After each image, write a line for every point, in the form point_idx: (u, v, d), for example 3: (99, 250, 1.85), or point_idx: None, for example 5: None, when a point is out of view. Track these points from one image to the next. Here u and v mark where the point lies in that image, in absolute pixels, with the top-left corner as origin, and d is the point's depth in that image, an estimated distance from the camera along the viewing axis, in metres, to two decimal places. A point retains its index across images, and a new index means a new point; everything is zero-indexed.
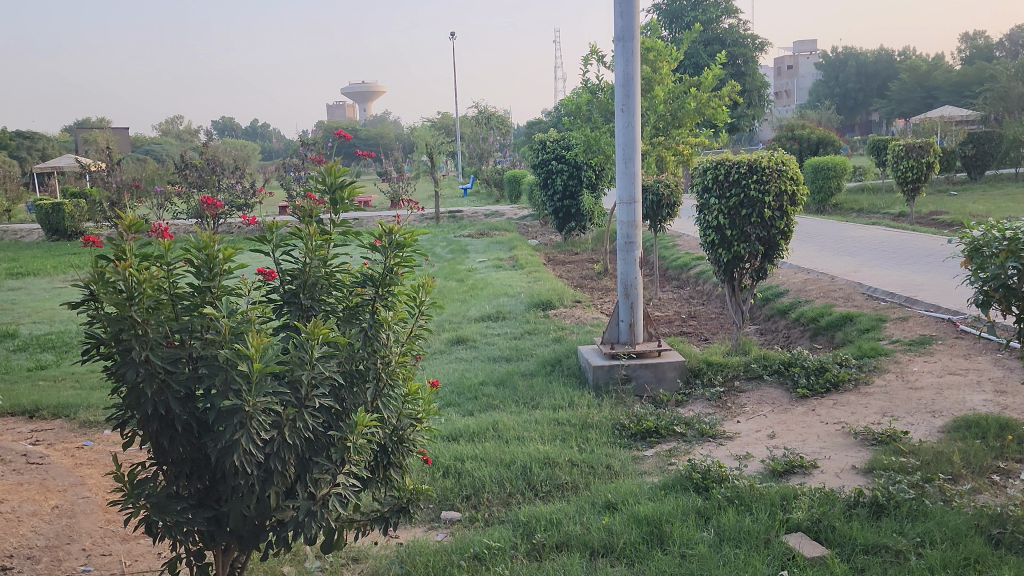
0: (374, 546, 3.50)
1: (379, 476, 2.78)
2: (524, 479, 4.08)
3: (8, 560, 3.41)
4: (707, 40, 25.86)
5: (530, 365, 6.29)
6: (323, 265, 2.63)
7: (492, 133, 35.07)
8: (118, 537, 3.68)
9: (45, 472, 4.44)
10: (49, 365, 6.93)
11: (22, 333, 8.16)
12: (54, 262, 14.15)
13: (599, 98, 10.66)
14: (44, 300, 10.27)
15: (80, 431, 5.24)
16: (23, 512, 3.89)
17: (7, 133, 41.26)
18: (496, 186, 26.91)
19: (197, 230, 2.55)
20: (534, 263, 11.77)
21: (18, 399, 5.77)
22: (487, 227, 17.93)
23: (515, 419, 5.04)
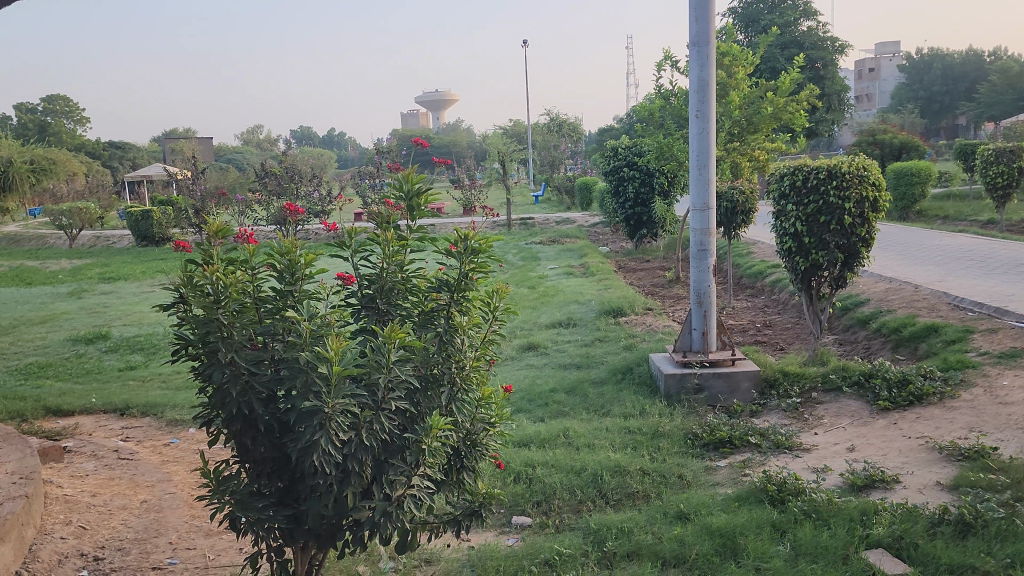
0: (447, 549, 3.55)
1: (452, 479, 2.81)
2: (595, 487, 4.07)
3: (101, 551, 3.59)
4: (785, 44, 25.25)
5: (600, 372, 6.26)
6: (400, 271, 2.70)
7: (564, 141, 35.12)
8: (203, 532, 3.82)
9: (135, 468, 4.64)
10: (138, 366, 7.23)
11: (113, 335, 8.55)
12: (143, 267, 14.77)
13: (672, 104, 10.54)
14: (134, 303, 10.75)
15: (167, 429, 5.45)
16: (114, 506, 4.08)
17: (100, 144, 43.61)
18: (568, 193, 26.96)
19: (280, 236, 2.64)
20: (605, 270, 11.73)
21: (110, 397, 6.05)
22: (558, 234, 17.97)
23: (586, 426, 5.03)
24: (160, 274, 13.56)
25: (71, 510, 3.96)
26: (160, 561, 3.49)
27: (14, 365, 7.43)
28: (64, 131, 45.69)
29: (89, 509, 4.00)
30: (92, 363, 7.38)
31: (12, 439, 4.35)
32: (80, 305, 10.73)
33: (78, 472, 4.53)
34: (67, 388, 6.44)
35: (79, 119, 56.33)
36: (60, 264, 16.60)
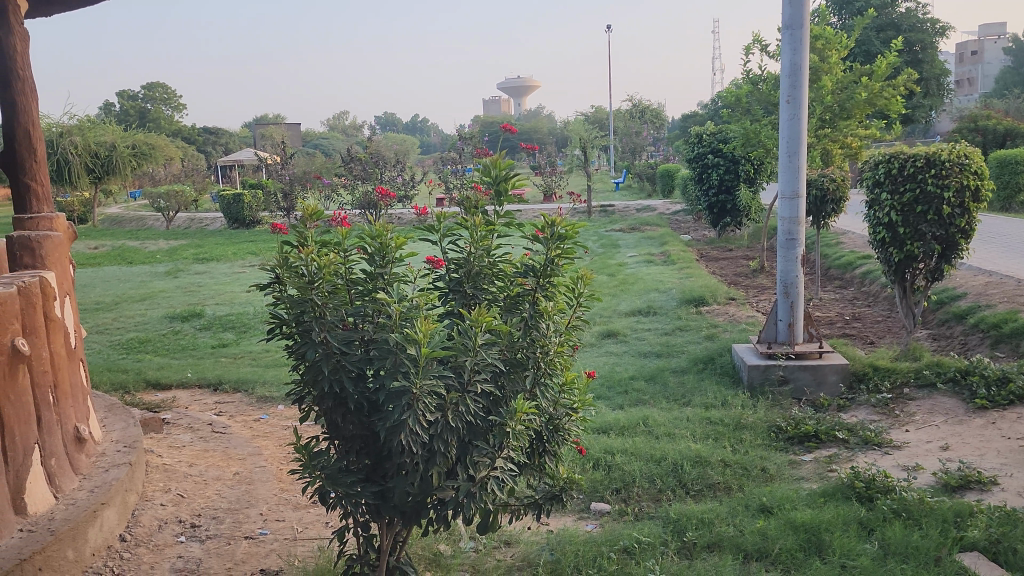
0: (526, 532, 3.59)
1: (534, 462, 2.84)
2: (675, 476, 4.04)
3: (197, 519, 3.76)
4: (881, 26, 24.19)
5: (681, 362, 6.19)
6: (487, 255, 2.73)
7: (646, 127, 34.70)
8: (292, 505, 3.96)
9: (227, 441, 4.84)
10: (230, 343, 7.52)
11: (206, 313, 8.91)
12: (234, 248, 15.31)
13: (760, 90, 10.30)
14: (226, 283, 11.17)
15: (257, 405, 5.66)
16: (209, 477, 4.27)
17: (194, 129, 45.33)
18: (649, 180, 26.64)
19: (371, 219, 2.70)
20: (686, 259, 11.56)
21: (205, 373, 6.32)
22: (639, 221, 17.79)
23: (666, 415, 4.98)
24: (250, 256, 14.03)
25: (170, 479, 4.16)
26: (252, 532, 3.64)
27: (117, 339, 7.83)
28: (162, 117, 47.61)
29: (186, 479, 4.19)
30: (188, 340, 7.70)
31: (117, 409, 4.59)
32: (177, 284, 11.21)
33: (175, 443, 4.74)
34: (164, 363, 6.75)
35: (176, 106, 58.56)
36: (158, 244, 17.36)
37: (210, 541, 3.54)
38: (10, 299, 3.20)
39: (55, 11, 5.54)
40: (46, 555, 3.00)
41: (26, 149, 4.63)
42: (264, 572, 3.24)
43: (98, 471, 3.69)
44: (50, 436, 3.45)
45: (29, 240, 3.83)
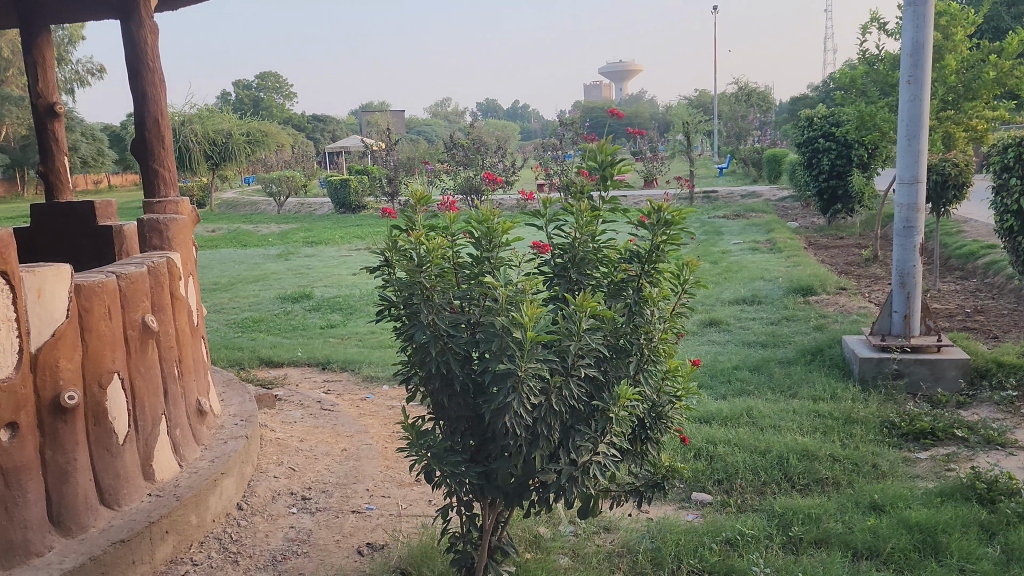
0: (626, 518, 3.59)
1: (637, 449, 2.82)
2: (781, 469, 3.94)
3: (308, 492, 3.92)
4: (1012, 1, 22.59)
5: (788, 352, 6.02)
6: (592, 241, 2.72)
7: (753, 110, 33.66)
8: (397, 482, 4.08)
9: (336, 418, 5.02)
10: (337, 324, 7.77)
11: (316, 295, 9.23)
12: (340, 232, 15.77)
13: (877, 70, 9.84)
14: (333, 266, 11.53)
15: (363, 384, 5.85)
16: (319, 452, 4.44)
17: (303, 117, 46.83)
18: (756, 166, 25.84)
19: (478, 204, 2.74)
20: (793, 246, 11.19)
21: (314, 352, 6.56)
22: (743, 207, 17.33)
23: (772, 407, 4.86)
24: (355, 240, 14.43)
25: (282, 453, 4.35)
26: (359, 506, 3.77)
27: (232, 318, 8.21)
28: (274, 105, 49.39)
29: (297, 453, 4.37)
30: (298, 320, 8.01)
31: (234, 385, 4.83)
32: (287, 266, 11.64)
33: (287, 419, 4.95)
34: (277, 342, 7.04)
35: (287, 95, 60.66)
36: (269, 228, 18.06)
37: (320, 514, 3.69)
38: (141, 278, 3.42)
39: (181, 5, 5.83)
40: (172, 519, 3.20)
41: (154, 136, 4.90)
42: (371, 545, 3.35)
43: (217, 442, 3.90)
44: (175, 407, 3.66)
45: (157, 222, 4.06)
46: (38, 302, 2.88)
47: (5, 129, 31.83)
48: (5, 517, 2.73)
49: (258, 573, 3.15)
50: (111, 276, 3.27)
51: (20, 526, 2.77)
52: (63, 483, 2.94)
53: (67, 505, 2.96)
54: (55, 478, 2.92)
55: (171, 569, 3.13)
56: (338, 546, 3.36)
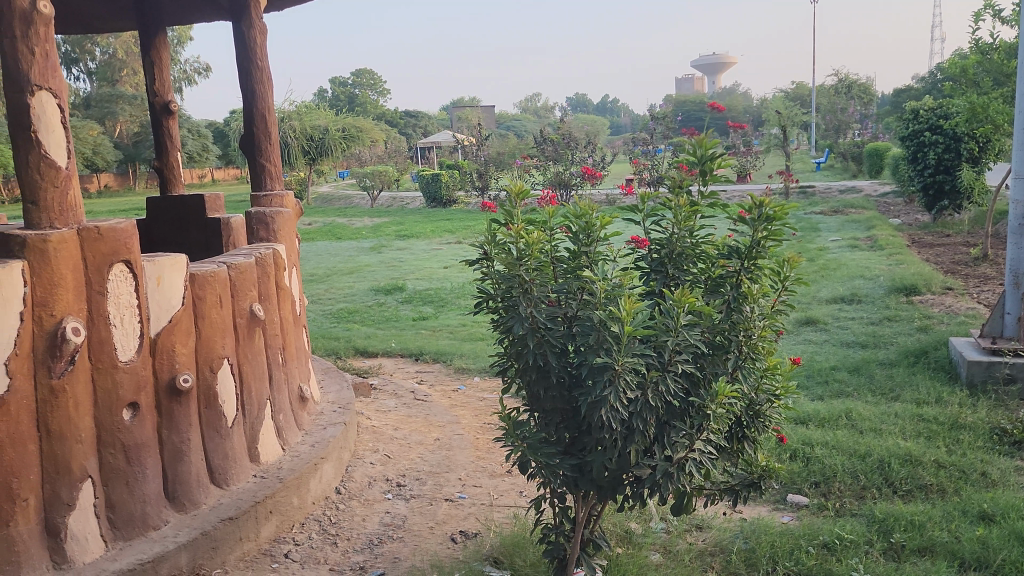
0: (719, 518, 3.54)
1: (733, 448, 2.77)
2: (882, 474, 3.82)
3: (402, 479, 4.03)
4: None
5: (889, 354, 5.80)
6: (690, 236, 2.70)
7: (854, 103, 32.46)
8: (488, 473, 4.13)
9: (428, 408, 5.12)
10: (429, 316, 7.92)
11: (408, 288, 9.42)
12: (431, 226, 16.02)
13: (991, 60, 9.34)
14: (425, 259, 11.73)
15: (455, 375, 5.95)
16: (413, 441, 4.55)
17: (395, 114, 47.78)
18: (856, 160, 24.90)
19: (576, 200, 2.75)
20: (896, 244, 10.77)
21: (407, 344, 6.71)
22: (842, 203, 16.73)
23: (872, 409, 4.70)
24: (446, 234, 14.64)
25: (377, 440, 4.48)
26: (451, 495, 3.84)
27: (329, 309, 8.47)
28: (368, 103, 50.52)
29: (392, 441, 4.49)
30: (391, 312, 8.19)
31: (332, 373, 4.99)
32: (380, 259, 11.91)
33: (382, 408, 5.08)
34: (372, 333, 7.23)
35: (380, 91, 61.90)
36: (363, 221, 18.51)
37: (414, 501, 3.78)
38: (249, 268, 3.58)
39: (285, 6, 6.02)
40: (275, 500, 3.34)
41: (261, 131, 5.10)
42: (463, 533, 3.41)
43: (318, 428, 4.04)
44: (279, 393, 3.81)
45: (264, 216, 4.23)
46: (157, 290, 3.06)
47: (119, 126, 33.57)
48: (126, 490, 2.90)
49: (355, 555, 3.25)
50: (222, 266, 3.42)
51: (139, 500, 2.94)
52: (177, 461, 3.11)
53: (182, 483, 3.12)
54: (171, 457, 3.09)
55: (275, 547, 3.26)
56: (431, 532, 3.44)
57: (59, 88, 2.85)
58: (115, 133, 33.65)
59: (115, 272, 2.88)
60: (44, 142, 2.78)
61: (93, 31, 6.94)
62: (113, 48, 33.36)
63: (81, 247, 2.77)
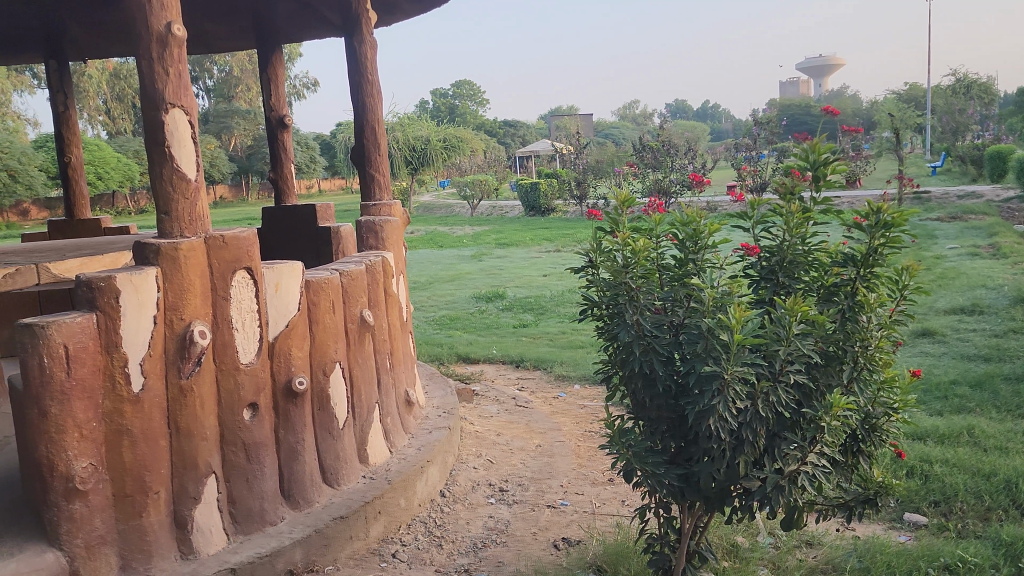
0: (831, 535, 3.42)
1: (848, 462, 2.68)
2: (1009, 495, 3.60)
3: (504, 484, 4.08)
4: None
5: (1016, 368, 5.47)
6: (803, 243, 2.63)
7: (973, 104, 30.80)
8: (590, 481, 4.13)
9: (529, 415, 5.16)
10: (530, 324, 7.97)
11: (508, 295, 9.51)
12: (530, 234, 16.14)
13: None
14: (525, 267, 11.81)
15: (556, 383, 5.97)
16: (515, 446, 4.59)
17: (494, 124, 48.36)
18: (976, 163, 23.61)
19: (684, 207, 2.73)
20: (1022, 252, 10.14)
21: (508, 351, 6.78)
22: (961, 209, 15.88)
23: (997, 426, 4.45)
24: (544, 242, 14.72)
25: (480, 445, 4.55)
26: (553, 501, 3.86)
27: (431, 316, 8.65)
28: (468, 113, 51.34)
29: (494, 447, 4.56)
30: (492, 319, 8.30)
31: (437, 378, 5.10)
32: (480, 267, 12.07)
33: (485, 413, 5.16)
34: (474, 339, 7.35)
35: (479, 101, 62.78)
36: (464, 230, 18.83)
37: (516, 506, 3.81)
38: (360, 276, 3.70)
39: (393, 21, 6.21)
40: (384, 501, 3.43)
41: (371, 142, 5.26)
42: (566, 540, 3.42)
43: (423, 432, 4.14)
44: (387, 396, 3.92)
45: (374, 224, 4.37)
46: (276, 296, 3.21)
47: (234, 140, 35.26)
48: (246, 487, 3.04)
49: (460, 557, 3.31)
50: (335, 273, 3.55)
51: (257, 496, 3.08)
52: (292, 461, 3.24)
53: (296, 481, 3.25)
54: (286, 456, 3.22)
55: (384, 546, 3.36)
56: (534, 538, 3.47)
57: (191, 105, 3.04)
58: (230, 147, 35.35)
59: (238, 279, 3.04)
60: (177, 156, 2.96)
61: (215, 50, 7.34)
62: (230, 66, 35.11)
63: (208, 254, 2.94)
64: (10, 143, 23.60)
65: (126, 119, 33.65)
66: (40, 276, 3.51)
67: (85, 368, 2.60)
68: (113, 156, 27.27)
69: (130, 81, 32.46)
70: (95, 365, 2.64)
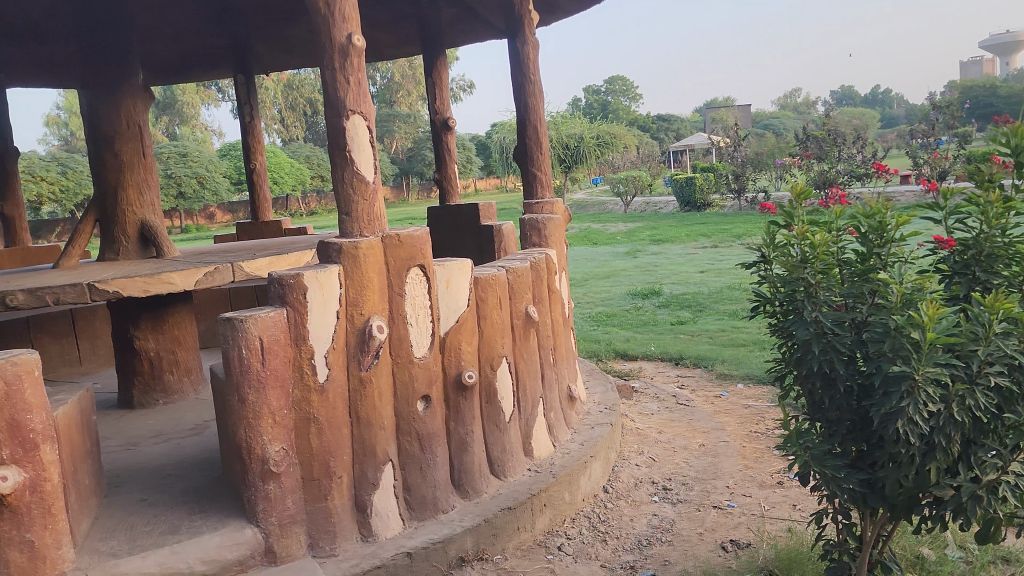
0: None
1: None
2: None
3: (668, 482, 4.03)
4: None
5: None
6: (1003, 235, 2.43)
7: None
8: (758, 483, 3.99)
9: (691, 414, 5.07)
10: (688, 321, 7.82)
11: (665, 292, 9.38)
12: (686, 230, 15.82)
13: None
14: (682, 264, 11.59)
15: (717, 381, 5.83)
16: (677, 445, 4.53)
17: (647, 120, 47.82)
18: None
19: (867, 198, 2.59)
20: None
21: (667, 348, 6.69)
22: None
23: None
24: (701, 238, 14.40)
25: (642, 443, 4.53)
26: (720, 502, 3.77)
27: (587, 312, 8.67)
28: (620, 109, 51.00)
29: (656, 445, 4.52)
30: (649, 316, 8.21)
31: (597, 374, 5.11)
32: (635, 264, 11.97)
33: (645, 411, 5.13)
34: (631, 336, 7.31)
35: (631, 96, 62.21)
36: (618, 226, 18.76)
37: (681, 505, 3.76)
38: (525, 272, 3.77)
39: (554, 20, 6.26)
40: (549, 494, 3.48)
41: (533, 141, 5.34)
42: (735, 542, 3.34)
43: (585, 427, 4.16)
44: (550, 392, 3.98)
45: (537, 222, 4.44)
46: (447, 292, 3.32)
47: (395, 143, 36.80)
48: (419, 475, 3.17)
49: (626, 554, 3.30)
50: (502, 270, 3.64)
51: (431, 484, 3.20)
52: (463, 452, 3.34)
53: (466, 471, 3.35)
54: (457, 447, 3.33)
55: (549, 539, 3.41)
56: (702, 538, 3.40)
57: (369, 112, 3.20)
58: (391, 150, 36.95)
59: (412, 276, 3.17)
60: (357, 160, 3.13)
61: (383, 58, 7.69)
62: (392, 72, 36.67)
63: (385, 253, 3.10)
64: (200, 152, 25.84)
65: (298, 127, 35.90)
66: (235, 274, 3.78)
67: (277, 359, 2.81)
68: (288, 162, 29.26)
69: (302, 91, 34.66)
70: (286, 356, 2.84)
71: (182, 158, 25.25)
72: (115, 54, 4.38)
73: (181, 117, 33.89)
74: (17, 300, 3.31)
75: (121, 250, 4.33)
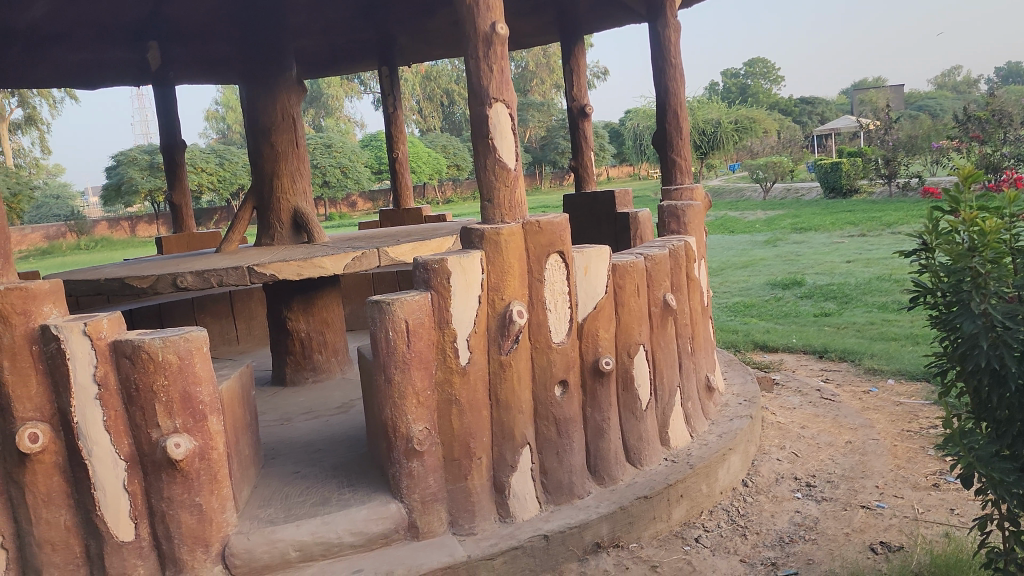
0: None
1: None
2: None
3: (812, 478, 3.88)
4: None
5: None
6: None
7: None
8: (910, 484, 3.77)
9: (837, 409, 4.85)
10: (833, 313, 7.47)
11: (808, 282, 9.00)
12: (832, 218, 15.11)
13: None
14: (827, 253, 11.07)
15: (866, 377, 5.54)
16: (822, 441, 4.35)
17: (789, 103, 45.90)
18: None
19: None
20: None
21: (811, 340, 6.42)
22: None
23: None
24: (848, 226, 13.72)
25: (783, 438, 4.39)
26: (868, 502, 3.59)
27: (724, 302, 8.46)
28: (761, 93, 49.23)
29: (799, 440, 4.37)
30: (790, 307, 7.91)
31: (736, 365, 4.98)
32: (776, 253, 11.54)
33: (787, 405, 4.96)
34: (771, 327, 7.07)
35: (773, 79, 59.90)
36: (757, 214, 18.19)
37: (826, 504, 3.61)
38: (663, 259, 3.71)
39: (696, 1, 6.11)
40: (686, 485, 3.43)
41: (673, 127, 5.25)
42: (885, 544, 3.18)
43: (724, 419, 4.07)
44: (688, 381, 3.91)
45: (676, 209, 4.36)
46: (585, 278, 3.32)
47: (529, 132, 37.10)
48: (557, 459, 3.20)
49: (766, 550, 3.20)
50: (641, 257, 3.60)
51: (567, 469, 3.22)
52: (600, 438, 3.35)
53: (602, 457, 3.35)
54: (593, 433, 3.34)
55: (686, 530, 3.38)
56: (848, 539, 3.26)
57: (512, 99, 3.23)
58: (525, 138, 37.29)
59: (551, 262, 3.20)
60: (498, 147, 3.18)
61: (522, 46, 7.76)
62: (526, 61, 36.96)
63: (525, 239, 3.13)
64: (343, 143, 27.14)
65: (436, 117, 36.85)
66: (380, 259, 3.90)
67: (422, 341, 2.90)
68: (425, 150, 30.19)
69: (439, 81, 35.64)
70: (430, 339, 2.92)
71: (327, 148, 26.62)
72: (273, 50, 4.63)
73: (327, 109, 35.57)
74: (186, 282, 3.63)
75: (276, 235, 4.62)
